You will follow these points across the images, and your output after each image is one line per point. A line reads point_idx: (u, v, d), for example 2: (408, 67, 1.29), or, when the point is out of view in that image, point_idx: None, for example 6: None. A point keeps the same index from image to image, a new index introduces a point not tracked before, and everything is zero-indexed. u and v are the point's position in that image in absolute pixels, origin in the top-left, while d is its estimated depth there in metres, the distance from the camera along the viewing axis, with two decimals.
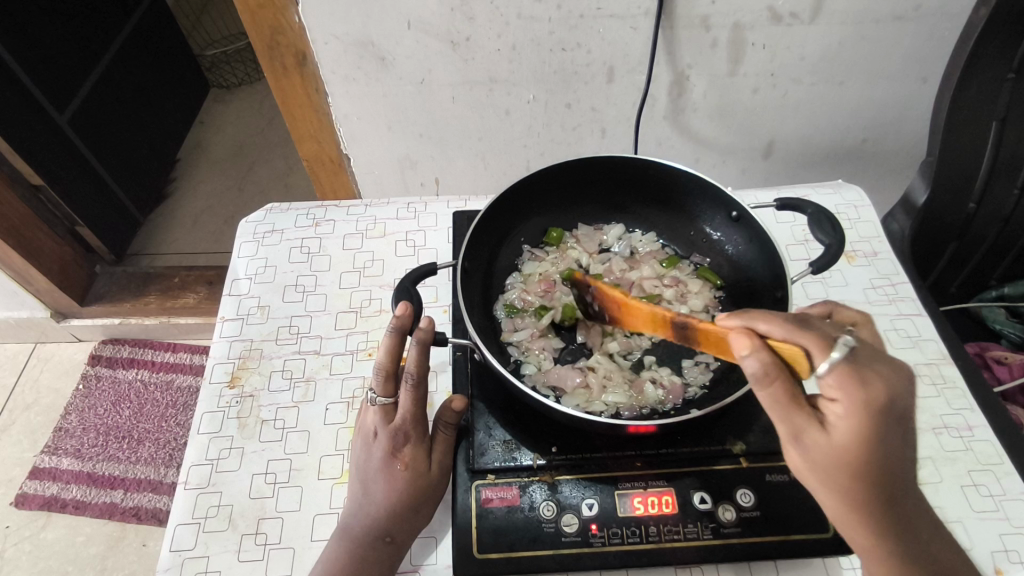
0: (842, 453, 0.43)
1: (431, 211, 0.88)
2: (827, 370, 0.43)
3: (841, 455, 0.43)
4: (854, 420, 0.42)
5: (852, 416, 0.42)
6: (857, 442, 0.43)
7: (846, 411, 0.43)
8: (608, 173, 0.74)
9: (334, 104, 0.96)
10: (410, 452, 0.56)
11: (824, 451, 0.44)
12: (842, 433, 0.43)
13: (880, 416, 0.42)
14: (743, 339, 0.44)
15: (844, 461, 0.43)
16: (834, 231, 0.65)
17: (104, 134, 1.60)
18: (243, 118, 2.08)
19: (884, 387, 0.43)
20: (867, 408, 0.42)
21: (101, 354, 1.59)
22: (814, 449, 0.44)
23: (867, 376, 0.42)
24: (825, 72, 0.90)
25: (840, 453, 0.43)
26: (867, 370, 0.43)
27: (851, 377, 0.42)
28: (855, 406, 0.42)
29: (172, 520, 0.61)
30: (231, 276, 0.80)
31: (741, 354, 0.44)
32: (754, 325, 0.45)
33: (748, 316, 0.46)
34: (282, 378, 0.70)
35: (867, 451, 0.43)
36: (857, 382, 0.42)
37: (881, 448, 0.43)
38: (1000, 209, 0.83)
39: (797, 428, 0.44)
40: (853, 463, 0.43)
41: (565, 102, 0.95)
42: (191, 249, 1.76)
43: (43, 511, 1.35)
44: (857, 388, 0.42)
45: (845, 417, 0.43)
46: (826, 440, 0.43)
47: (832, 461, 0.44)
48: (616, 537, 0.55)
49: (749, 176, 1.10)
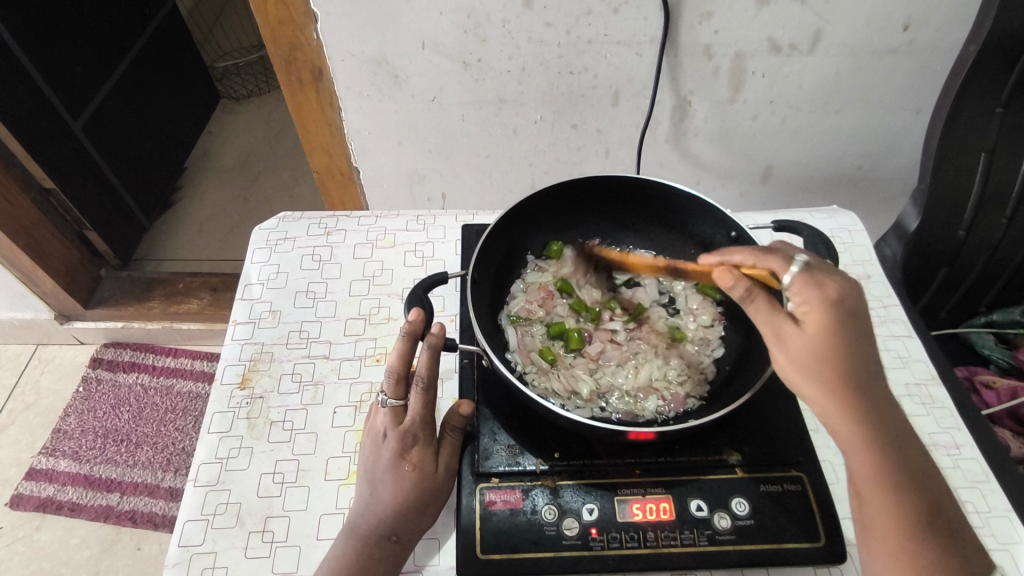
0: (814, 344, 0.50)
1: (440, 223, 0.90)
2: (790, 280, 0.52)
3: (816, 346, 0.50)
4: (818, 313, 0.50)
5: (816, 309, 0.50)
6: (823, 328, 0.49)
7: (811, 307, 0.50)
8: (613, 191, 0.77)
9: (347, 118, 0.99)
10: (417, 454, 0.58)
11: (800, 342, 0.50)
12: (812, 327, 0.50)
13: (839, 312, 0.49)
14: (724, 273, 0.55)
15: (819, 350, 0.49)
16: (829, 254, 0.68)
17: (116, 140, 1.64)
18: (251, 129, 2.11)
19: (837, 286, 0.50)
20: (826, 303, 0.50)
21: (102, 357, 1.60)
22: (792, 342, 0.51)
23: (821, 279, 0.51)
24: (823, 101, 0.93)
25: (815, 343, 0.50)
26: (821, 276, 0.51)
27: (809, 281, 0.51)
28: (816, 303, 0.50)
29: (181, 516, 0.62)
30: (244, 281, 0.82)
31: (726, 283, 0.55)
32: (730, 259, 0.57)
33: (723, 253, 0.58)
34: (291, 380, 0.72)
35: (833, 339, 0.49)
36: (814, 285, 0.50)
37: (844, 342, 0.49)
38: (989, 236, 0.86)
39: (775, 327, 0.52)
40: (827, 352, 0.49)
41: (571, 123, 0.99)
42: (195, 255, 1.78)
43: (39, 513, 1.36)
44: (815, 288, 0.50)
45: (812, 313, 0.50)
46: (799, 332, 0.50)
47: (809, 352, 0.50)
48: (615, 542, 0.56)
49: (747, 200, 1.13)
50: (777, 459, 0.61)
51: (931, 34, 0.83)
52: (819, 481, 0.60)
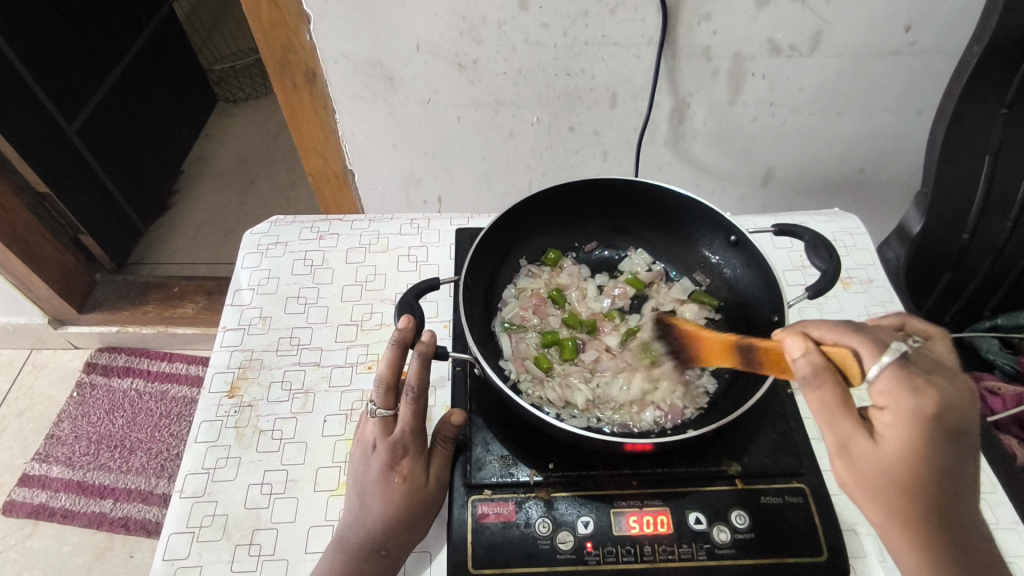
0: (886, 463, 0.46)
1: (434, 227, 0.89)
2: (877, 374, 0.45)
3: (888, 468, 0.46)
4: (899, 427, 0.45)
5: (899, 421, 0.45)
6: (905, 445, 0.45)
7: (894, 418, 0.45)
8: (610, 195, 0.75)
9: (341, 121, 0.98)
10: (407, 465, 0.56)
11: (870, 460, 0.47)
12: (890, 445, 0.46)
13: (933, 429, 0.44)
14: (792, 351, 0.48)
15: (886, 469, 0.46)
16: (830, 258, 0.66)
17: (111, 143, 1.62)
18: (248, 132, 2.10)
19: (937, 395, 0.44)
20: (914, 416, 0.44)
21: (97, 361, 1.59)
22: (860, 456, 0.47)
23: (918, 385, 0.44)
24: (823, 103, 0.92)
25: (887, 463, 0.46)
26: (919, 379, 0.45)
27: (902, 384, 0.44)
28: (901, 414, 0.45)
29: (166, 529, 0.61)
30: (234, 286, 0.80)
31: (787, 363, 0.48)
32: (807, 331, 0.50)
33: (798, 323, 0.51)
34: (281, 388, 0.71)
35: (914, 460, 0.45)
36: (907, 390, 0.44)
37: (927, 462, 0.45)
38: (994, 240, 0.84)
39: (844, 436, 0.47)
40: (903, 472, 0.46)
41: (568, 125, 0.97)
42: (191, 259, 1.77)
43: (31, 520, 1.34)
44: (906, 393, 0.44)
45: (893, 424, 0.45)
46: (873, 449, 0.46)
47: (878, 471, 0.46)
48: (611, 556, 0.55)
49: (747, 203, 1.12)
50: (777, 469, 0.59)
51: (934, 35, 0.82)
52: (821, 493, 0.58)
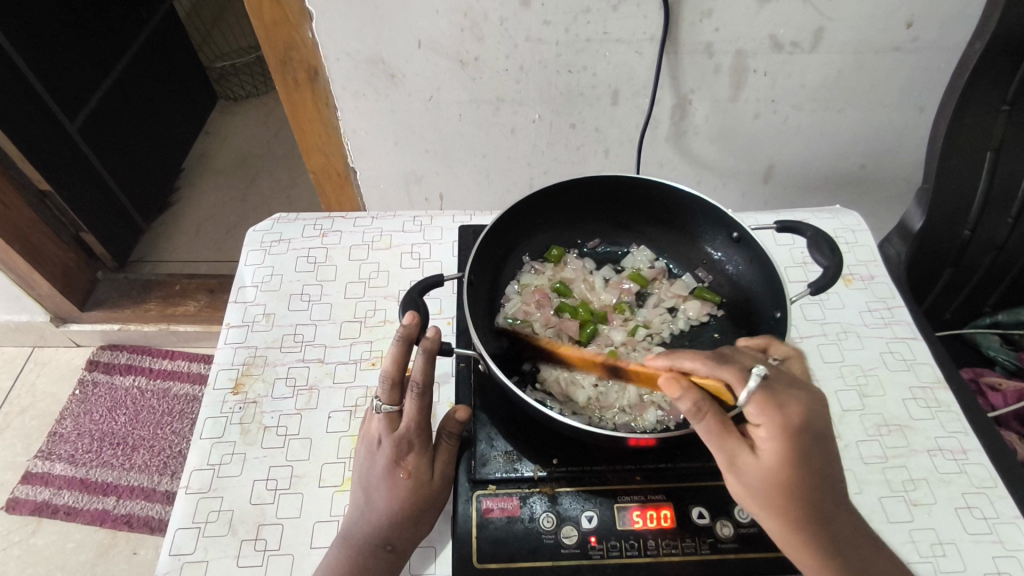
0: (772, 475, 0.48)
1: (437, 224, 0.89)
2: (747, 398, 0.48)
3: (772, 477, 0.48)
4: (775, 441, 0.48)
5: (774, 438, 0.48)
6: (780, 457, 0.48)
7: (769, 433, 0.48)
8: (612, 192, 0.75)
9: (343, 118, 0.98)
10: (413, 461, 0.57)
11: (756, 472, 0.49)
12: (768, 456, 0.48)
13: (799, 438, 0.48)
14: (675, 385, 0.47)
15: (772, 479, 0.48)
16: (832, 254, 0.66)
17: (113, 141, 1.62)
18: (248, 130, 2.10)
19: (799, 408, 0.48)
20: (784, 430, 0.47)
21: (99, 359, 1.59)
22: (747, 471, 0.49)
23: (780, 400, 0.48)
24: (824, 100, 0.92)
25: (770, 472, 0.48)
26: (781, 395, 0.48)
27: (769, 402, 0.48)
28: (774, 430, 0.48)
29: (172, 524, 0.61)
30: (238, 283, 0.81)
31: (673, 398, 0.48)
32: (678, 364, 0.49)
33: (672, 356, 0.50)
34: (285, 385, 0.71)
35: (789, 471, 0.48)
36: (774, 409, 0.48)
37: (802, 467, 0.48)
38: (995, 236, 0.84)
39: (731, 455, 0.49)
40: (784, 482, 0.48)
41: (570, 122, 0.97)
42: (192, 257, 1.77)
43: (35, 517, 1.34)
44: (775, 411, 0.47)
45: (768, 439, 0.48)
46: (757, 463, 0.48)
47: (765, 482, 0.49)
48: (615, 550, 0.55)
49: (748, 200, 1.12)
50: None
51: (935, 31, 0.82)
52: None
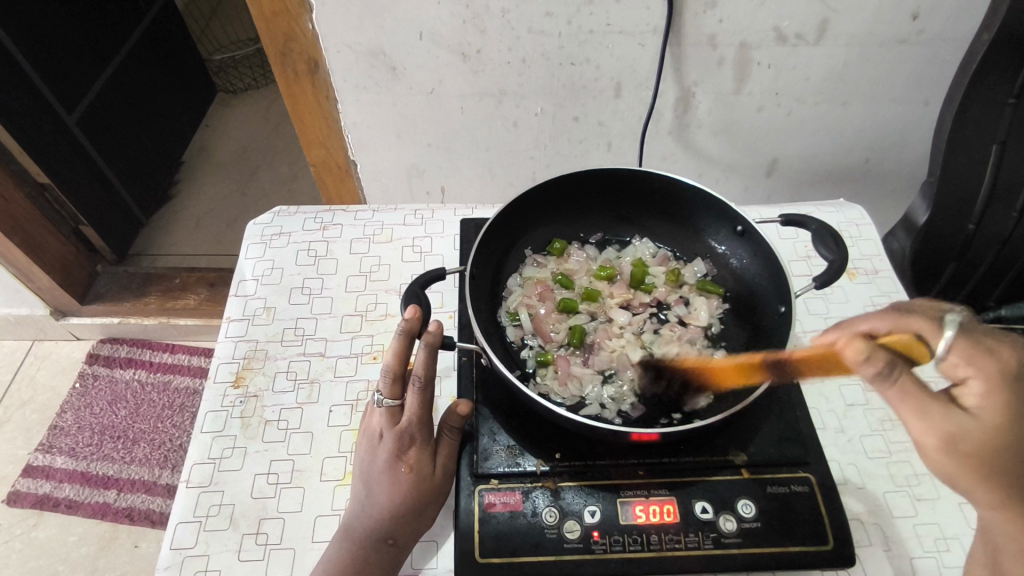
0: (996, 437, 0.45)
1: (438, 218, 0.88)
2: (948, 349, 0.47)
3: (994, 437, 0.45)
4: (993, 393, 0.45)
5: (989, 385, 0.45)
6: (1001, 413, 0.45)
7: (984, 385, 0.46)
8: (615, 184, 0.74)
9: (344, 111, 0.97)
10: (414, 455, 0.56)
11: (978, 437, 0.45)
12: (987, 413, 0.45)
13: (1012, 386, 0.45)
14: (860, 344, 0.45)
15: (994, 442, 0.45)
16: (837, 248, 0.66)
17: (112, 134, 1.62)
18: (248, 123, 2.09)
19: (1010, 356, 0.46)
20: (999, 380, 0.45)
21: (99, 353, 1.59)
22: (969, 437, 0.45)
23: (991, 345, 0.47)
24: (829, 93, 0.91)
25: (993, 434, 0.45)
26: (988, 341, 0.47)
27: (974, 350, 0.46)
28: (990, 380, 0.46)
29: (173, 518, 0.61)
30: (238, 277, 0.80)
31: (857, 361, 0.45)
32: (858, 329, 0.49)
33: (846, 323, 0.50)
34: (286, 379, 0.71)
35: (1014, 428, 0.45)
36: (983, 357, 0.46)
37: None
38: (1000, 231, 0.83)
39: (943, 421, 0.45)
40: (1005, 446, 0.45)
41: (572, 115, 0.97)
42: (192, 250, 1.77)
43: (36, 510, 1.34)
44: (986, 358, 0.46)
45: (985, 393, 0.46)
46: (978, 424, 0.45)
47: (986, 447, 0.45)
48: (617, 545, 0.55)
49: (751, 194, 1.11)
50: (782, 459, 0.59)
51: (941, 23, 0.81)
52: (826, 483, 0.58)
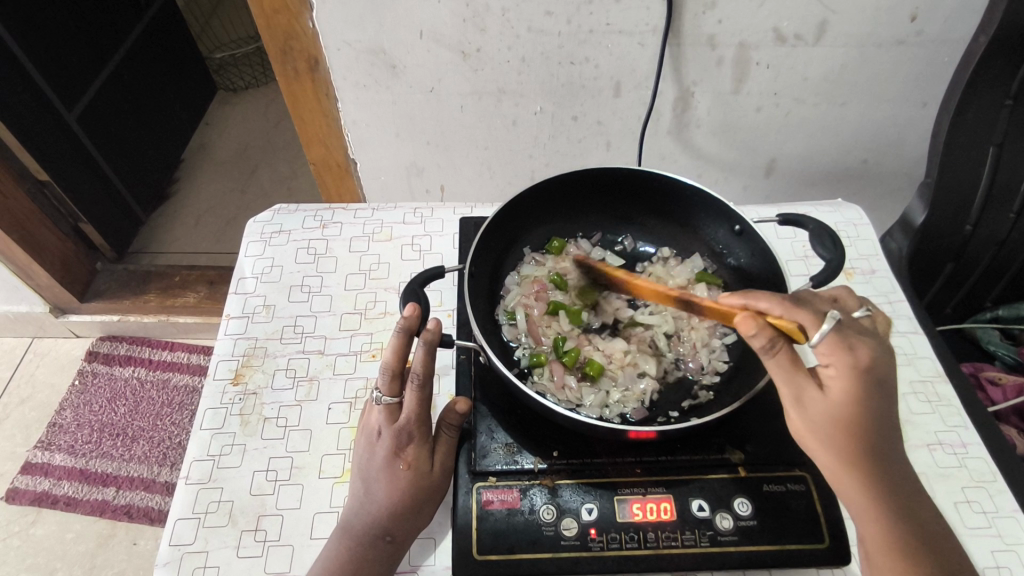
0: (836, 410, 0.49)
1: (438, 216, 0.88)
2: (819, 339, 0.49)
3: (836, 412, 0.49)
4: (843, 378, 0.49)
5: (842, 374, 0.49)
6: (847, 394, 0.49)
7: (838, 370, 0.49)
8: (614, 184, 0.75)
9: (343, 109, 0.98)
10: (413, 453, 0.57)
11: (821, 408, 0.50)
12: (834, 391, 0.50)
13: (867, 378, 0.49)
14: (751, 321, 0.48)
15: (836, 415, 0.49)
16: (835, 247, 0.66)
17: (111, 131, 1.62)
18: (248, 121, 2.09)
19: (867, 352, 0.50)
20: (852, 367, 0.49)
21: (98, 350, 1.59)
22: (812, 406, 0.50)
23: (853, 343, 0.49)
24: (828, 93, 0.92)
25: (834, 408, 0.49)
26: (853, 338, 0.50)
27: (840, 343, 0.49)
28: (844, 366, 0.49)
29: (172, 514, 0.61)
30: (238, 274, 0.81)
31: (748, 333, 0.49)
32: (754, 304, 0.51)
33: (748, 294, 0.52)
34: (285, 377, 0.71)
35: (855, 407, 0.49)
36: (845, 349, 0.49)
37: (865, 408, 0.49)
38: (996, 231, 0.84)
39: (798, 389, 0.50)
40: (846, 420, 0.49)
41: (572, 114, 0.97)
42: (192, 248, 1.77)
43: (34, 507, 1.35)
44: (845, 351, 0.49)
45: (836, 376, 0.50)
46: (822, 397, 0.50)
47: (829, 419, 0.50)
48: (615, 542, 0.55)
49: (750, 193, 1.12)
50: (779, 458, 0.59)
51: (939, 23, 0.81)
52: (823, 481, 0.58)
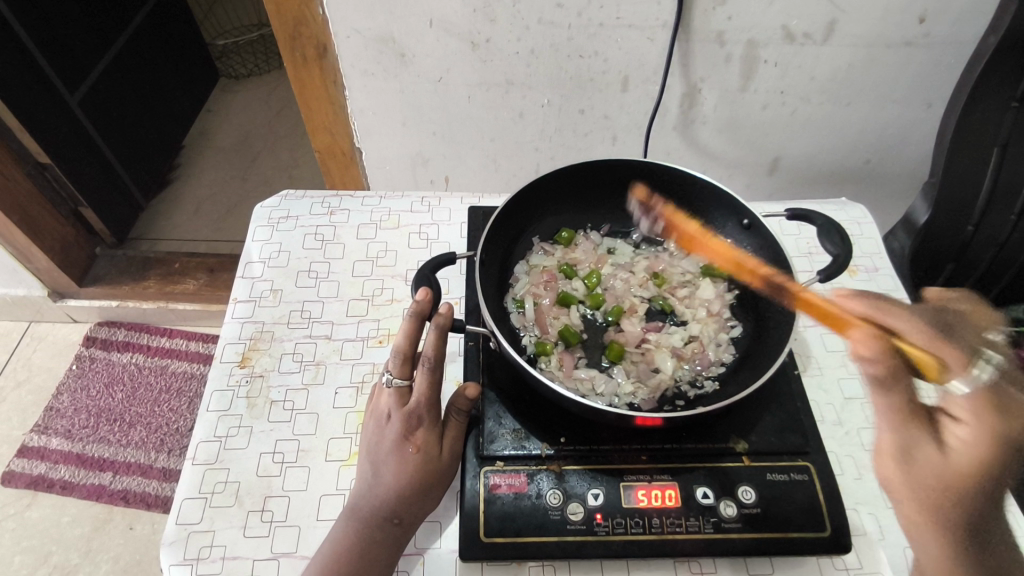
0: (953, 477, 0.44)
1: (445, 205, 0.89)
2: (962, 386, 0.47)
3: (952, 481, 0.44)
4: (976, 444, 0.44)
5: (980, 441, 0.44)
6: (975, 461, 0.44)
7: (972, 433, 0.45)
8: (625, 177, 0.75)
9: (350, 96, 0.98)
10: (422, 437, 0.57)
11: (934, 469, 0.45)
12: (959, 457, 0.45)
13: (1010, 453, 0.44)
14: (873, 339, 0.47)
15: (949, 482, 0.45)
16: (842, 242, 0.67)
17: (113, 116, 1.61)
18: (250, 109, 2.09)
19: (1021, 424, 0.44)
20: (993, 437, 0.44)
21: (96, 335, 1.59)
22: (924, 464, 0.45)
23: (1005, 408, 0.45)
24: (833, 93, 0.92)
25: (949, 471, 0.45)
26: (1007, 402, 0.45)
27: (992, 404, 0.45)
28: (983, 430, 0.44)
29: (179, 494, 0.61)
30: (245, 259, 0.81)
31: (859, 352, 0.48)
32: (878, 317, 0.54)
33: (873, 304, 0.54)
34: (292, 360, 0.72)
35: (983, 481, 0.44)
36: (992, 410, 0.45)
37: (992, 483, 0.44)
38: (996, 234, 0.85)
39: (912, 438, 0.46)
40: (962, 491, 0.44)
41: (579, 108, 0.98)
42: (192, 235, 1.76)
43: (30, 490, 1.35)
44: (988, 412, 0.45)
45: (968, 440, 0.45)
46: (941, 459, 0.45)
47: (938, 483, 0.45)
48: (620, 527, 0.56)
49: (753, 190, 1.12)
50: (782, 449, 0.60)
51: (946, 25, 0.82)
52: (825, 473, 0.59)
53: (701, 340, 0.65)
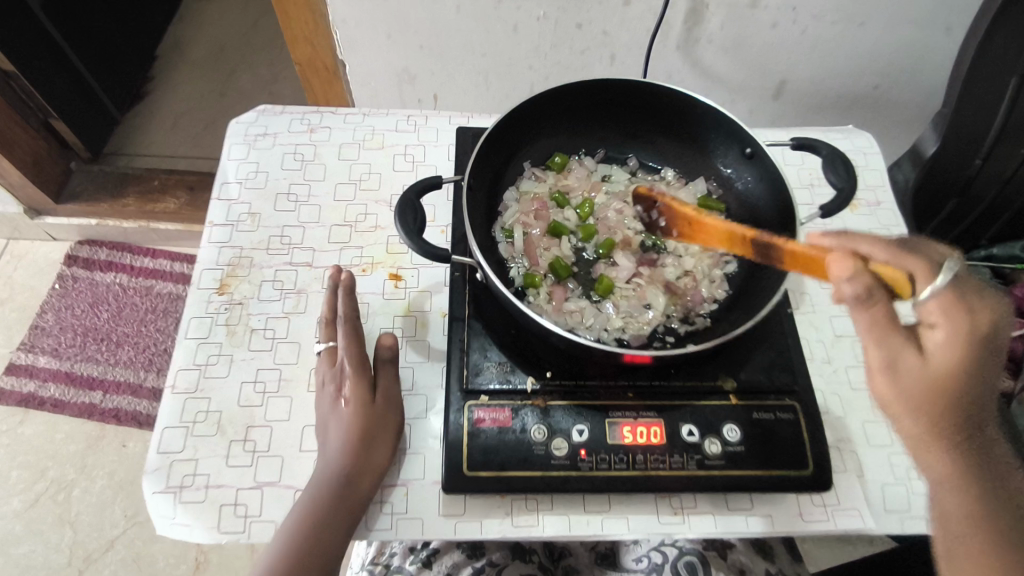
0: (937, 374, 0.44)
1: (432, 125, 0.84)
2: (930, 294, 0.45)
3: (934, 379, 0.44)
4: (954, 345, 0.43)
5: (952, 342, 0.43)
6: (951, 359, 0.44)
7: (946, 336, 0.44)
8: (624, 98, 0.70)
9: (331, 5, 0.90)
10: (352, 389, 0.58)
11: (916, 374, 0.44)
12: (938, 359, 0.44)
13: (982, 347, 0.44)
14: (846, 261, 0.44)
15: (934, 385, 0.44)
16: (847, 175, 0.64)
17: (79, 20, 1.50)
18: (226, 16, 1.96)
19: (989, 314, 0.44)
20: (967, 335, 0.43)
21: (78, 255, 1.56)
22: (908, 372, 0.44)
23: (972, 305, 0.44)
24: (849, 11, 0.86)
25: (934, 375, 0.44)
26: (971, 300, 0.44)
27: (955, 302, 0.44)
28: (957, 329, 0.43)
29: (159, 423, 0.61)
30: (221, 178, 0.77)
31: (840, 278, 0.44)
32: (851, 245, 0.48)
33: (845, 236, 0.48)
34: (273, 288, 0.70)
35: (967, 373, 0.43)
36: (961, 310, 0.44)
37: (972, 378, 0.44)
38: (1004, 171, 0.81)
39: (892, 350, 0.44)
40: (948, 387, 0.44)
41: (576, 21, 0.91)
42: (172, 151, 1.69)
43: (21, 408, 1.35)
44: (961, 313, 0.44)
45: (944, 342, 0.44)
46: (922, 363, 0.44)
47: (923, 387, 0.44)
48: (604, 463, 0.56)
49: (755, 116, 1.08)
50: (770, 388, 0.60)
51: None
52: (811, 412, 0.59)
53: (695, 273, 0.63)
